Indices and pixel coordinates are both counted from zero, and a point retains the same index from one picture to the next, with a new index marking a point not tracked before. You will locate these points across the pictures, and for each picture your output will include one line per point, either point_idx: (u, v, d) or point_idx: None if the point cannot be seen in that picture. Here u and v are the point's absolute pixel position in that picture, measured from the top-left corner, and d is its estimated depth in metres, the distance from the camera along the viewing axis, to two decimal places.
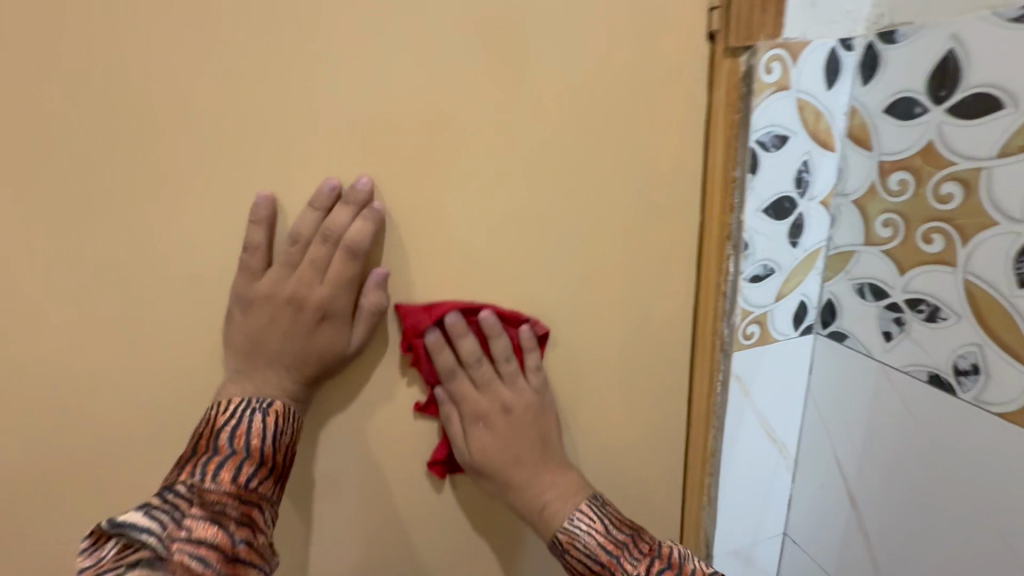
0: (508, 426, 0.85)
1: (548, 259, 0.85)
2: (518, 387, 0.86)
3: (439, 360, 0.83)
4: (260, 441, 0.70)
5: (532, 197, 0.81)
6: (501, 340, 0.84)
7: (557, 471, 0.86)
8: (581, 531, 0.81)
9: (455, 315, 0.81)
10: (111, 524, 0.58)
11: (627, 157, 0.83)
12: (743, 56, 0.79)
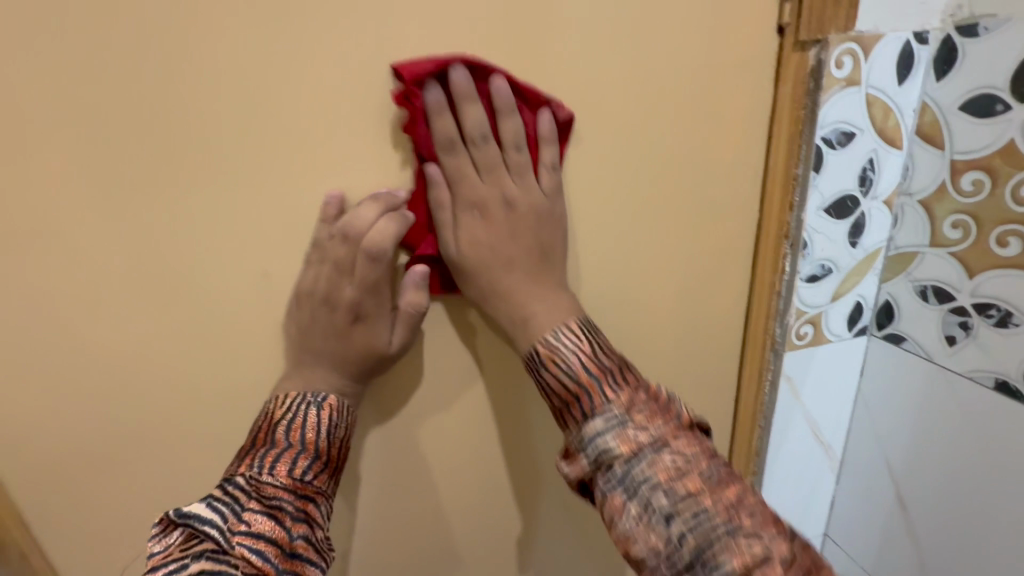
0: (508, 209, 0.71)
1: (601, 258, 0.83)
2: (526, 176, 0.71)
3: (438, 125, 0.67)
4: (318, 434, 0.69)
5: (589, 195, 0.79)
6: (511, 119, 0.69)
7: (553, 289, 0.73)
8: (563, 351, 0.68)
9: (462, 68, 0.65)
10: (182, 511, 0.60)
11: (688, 153, 0.79)
12: (812, 50, 0.74)
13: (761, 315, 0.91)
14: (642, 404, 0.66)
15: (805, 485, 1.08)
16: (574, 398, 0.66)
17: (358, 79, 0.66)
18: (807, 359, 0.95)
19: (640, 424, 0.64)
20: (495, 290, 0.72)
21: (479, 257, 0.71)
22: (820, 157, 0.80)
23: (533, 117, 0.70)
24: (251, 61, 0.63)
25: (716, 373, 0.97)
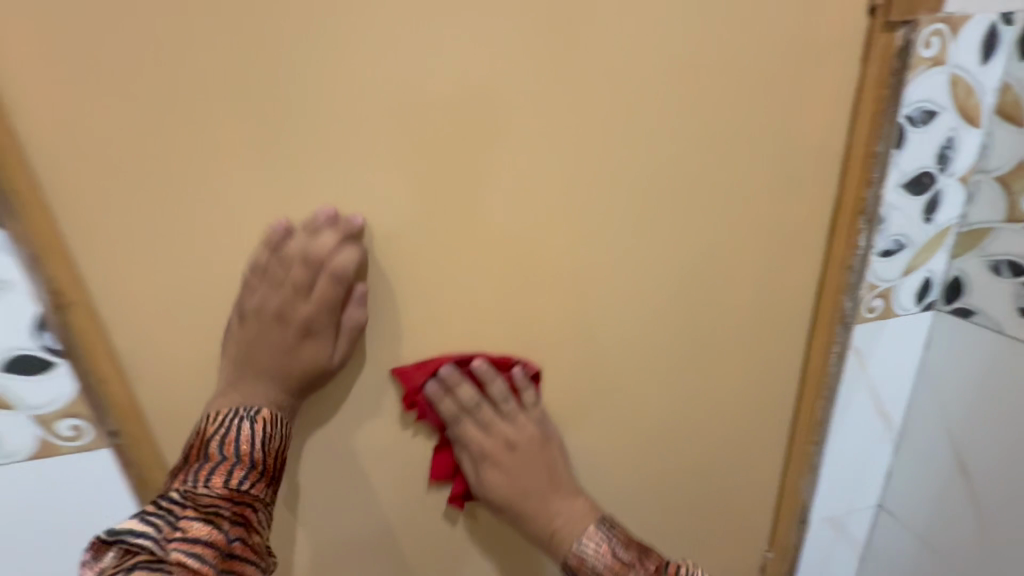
0: (512, 455, 0.58)
1: (628, 300, 0.58)
2: (520, 413, 0.58)
3: (439, 408, 0.56)
4: (244, 446, 0.47)
5: (602, 230, 0.54)
6: (499, 380, 0.57)
7: (571, 496, 0.59)
8: (587, 552, 0.56)
9: (448, 366, 0.55)
10: (100, 538, 0.40)
11: (746, 181, 0.55)
12: (900, 34, 0.50)
13: (813, 370, 0.66)
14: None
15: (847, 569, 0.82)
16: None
17: (208, 124, 0.42)
18: (871, 422, 0.69)
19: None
20: (240, 366, 0.49)
21: (506, 505, 0.59)
22: (896, 151, 0.54)
23: (511, 369, 0.57)
24: (340, 140, 0.45)
25: (764, 457, 0.72)
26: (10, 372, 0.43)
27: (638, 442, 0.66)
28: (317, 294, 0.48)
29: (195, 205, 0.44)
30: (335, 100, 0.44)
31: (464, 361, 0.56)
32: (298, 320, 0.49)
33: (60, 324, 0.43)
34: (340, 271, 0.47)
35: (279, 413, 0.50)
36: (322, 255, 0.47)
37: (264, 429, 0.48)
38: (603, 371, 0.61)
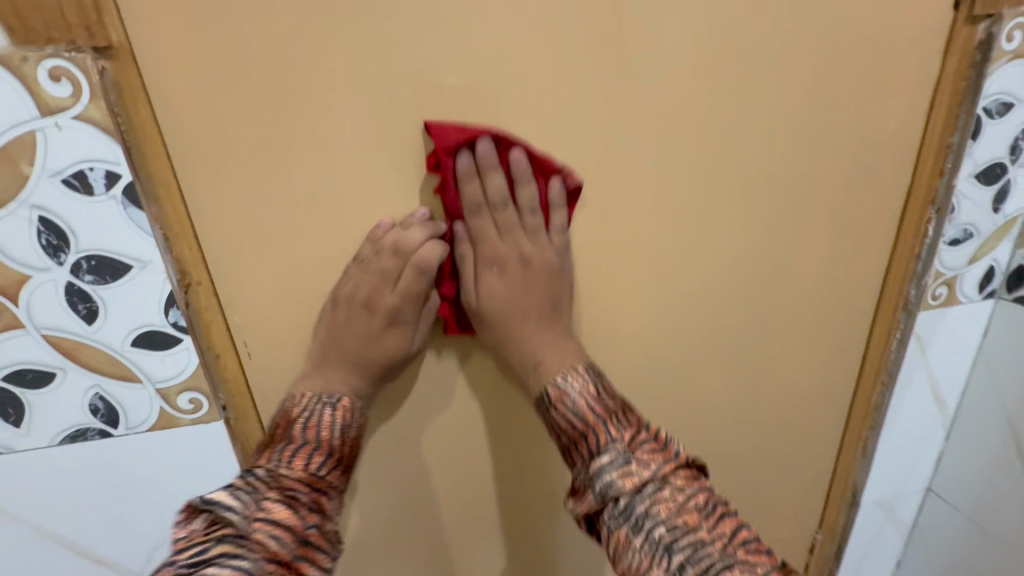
0: (523, 270, 0.52)
1: (702, 285, 0.60)
2: (543, 235, 0.52)
3: (461, 192, 0.49)
4: (325, 432, 0.48)
5: (683, 217, 0.55)
6: (532, 186, 0.50)
7: (563, 339, 0.53)
8: (569, 389, 0.49)
9: (487, 142, 0.47)
10: (193, 503, 0.40)
11: (822, 169, 0.56)
12: (982, 28, 0.52)
13: (872, 357, 0.68)
14: (646, 442, 0.46)
15: (893, 551, 0.84)
16: (578, 435, 0.48)
17: (326, 113, 0.44)
18: (925, 406, 0.72)
19: (646, 459, 0.45)
20: (327, 349, 0.51)
21: (497, 323, 0.53)
22: (971, 142, 0.56)
23: (549, 180, 0.50)
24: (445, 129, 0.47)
25: (818, 441, 0.74)
26: (141, 348, 0.46)
27: (701, 422, 0.68)
28: (403, 285, 0.49)
29: (310, 191, 0.46)
30: (447, 91, 0.45)
31: (503, 146, 0.48)
32: (385, 310, 0.50)
33: (189, 301, 0.46)
34: (427, 264, 0.49)
35: (357, 402, 0.51)
36: (412, 247, 0.48)
37: (344, 419, 0.50)
38: (673, 354, 0.63)
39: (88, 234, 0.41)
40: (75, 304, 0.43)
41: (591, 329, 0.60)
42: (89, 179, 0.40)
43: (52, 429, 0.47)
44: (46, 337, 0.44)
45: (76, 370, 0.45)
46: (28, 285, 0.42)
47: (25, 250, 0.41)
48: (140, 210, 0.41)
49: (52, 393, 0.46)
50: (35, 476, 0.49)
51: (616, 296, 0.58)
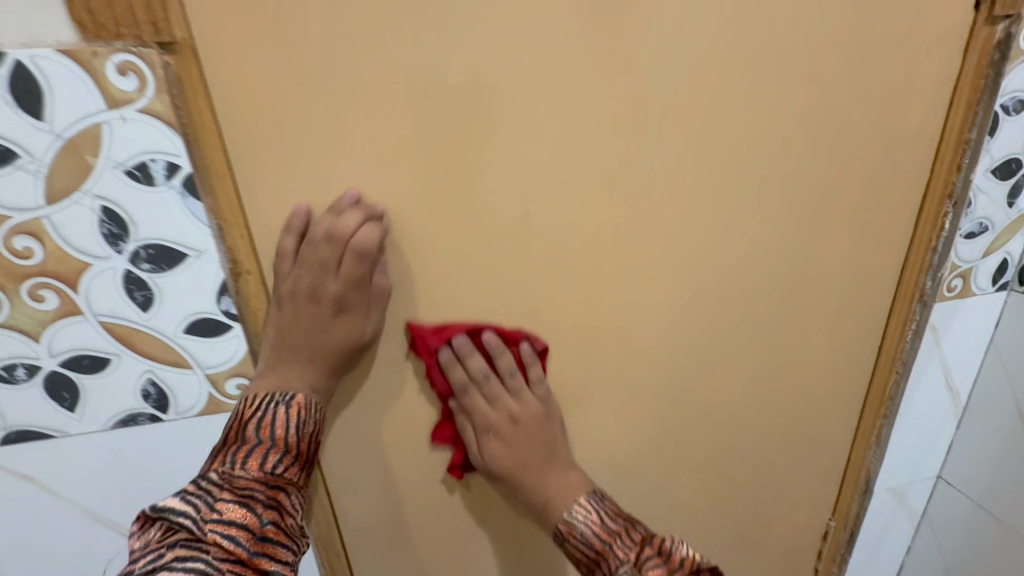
0: (515, 428, 0.60)
1: (727, 278, 0.61)
2: (525, 388, 0.60)
3: (449, 377, 0.57)
4: (279, 429, 0.47)
5: (712, 211, 0.57)
6: (508, 354, 0.58)
7: (565, 470, 0.61)
8: (577, 520, 0.57)
9: (462, 335, 0.56)
10: (146, 512, 0.42)
11: (845, 166, 0.58)
12: (1005, 28, 0.53)
13: (888, 348, 0.69)
14: (651, 556, 0.53)
15: (902, 537, 0.86)
16: (593, 560, 0.55)
17: (374, 108, 0.45)
18: (937, 396, 0.74)
19: (652, 573, 0.51)
20: (278, 347, 0.49)
21: (507, 476, 0.61)
22: (989, 137, 0.58)
23: (519, 344, 0.58)
24: (489, 124, 0.48)
25: (834, 432, 0.75)
26: (192, 334, 0.47)
27: (722, 412, 0.70)
28: (346, 272, 0.48)
29: (356, 184, 0.47)
30: (492, 88, 0.47)
31: (475, 334, 0.57)
32: (329, 298, 0.49)
33: (239, 289, 0.47)
34: (364, 248, 0.47)
35: (314, 394, 0.50)
36: (346, 231, 0.47)
37: (298, 414, 0.48)
38: (699, 346, 0.64)
39: (147, 223, 0.43)
40: (131, 292, 0.45)
41: (622, 322, 0.61)
42: (151, 170, 0.41)
43: (104, 414, 0.49)
44: (102, 324, 0.45)
45: (129, 356, 0.47)
46: (88, 273, 0.43)
47: (87, 239, 0.42)
48: (198, 201, 0.43)
49: (106, 378, 0.47)
50: (87, 461, 0.50)
51: (648, 289, 0.59)
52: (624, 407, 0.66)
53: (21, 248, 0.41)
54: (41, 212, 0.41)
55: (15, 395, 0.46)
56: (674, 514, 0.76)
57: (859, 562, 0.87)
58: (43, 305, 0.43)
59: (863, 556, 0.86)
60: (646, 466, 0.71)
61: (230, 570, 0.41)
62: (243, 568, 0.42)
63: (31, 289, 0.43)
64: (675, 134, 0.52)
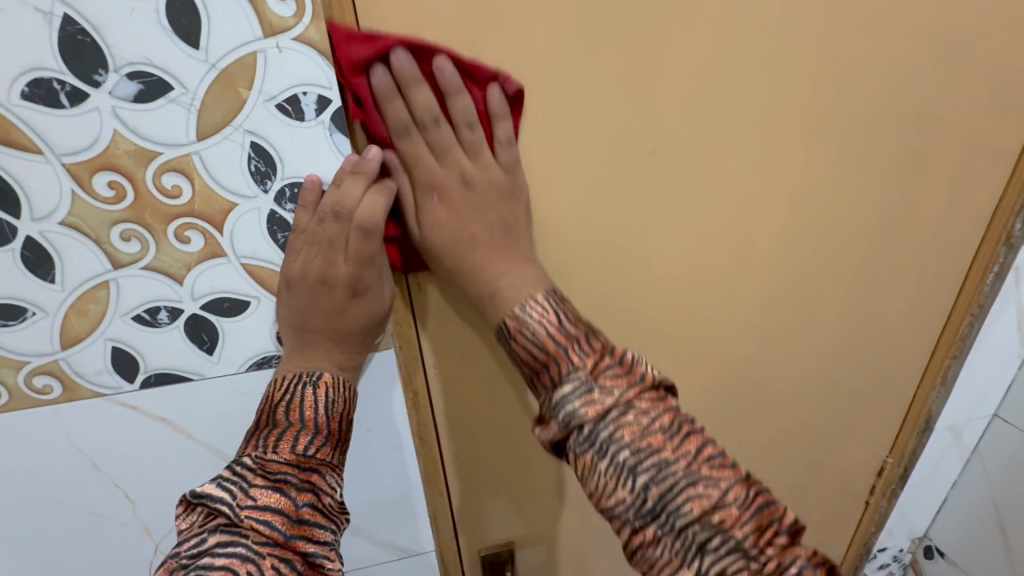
0: (466, 193, 0.48)
1: (828, 218, 0.61)
2: (485, 149, 0.47)
3: (387, 113, 0.44)
4: (309, 412, 0.46)
5: (826, 150, 0.57)
6: (467, 95, 0.45)
7: (522, 262, 0.49)
8: (529, 319, 0.44)
9: (402, 54, 0.42)
10: (186, 497, 0.40)
11: (962, 103, 0.57)
12: None
13: (970, 288, 0.71)
14: (611, 366, 0.40)
15: (951, 471, 0.90)
16: (540, 364, 0.42)
17: (521, 43, 0.45)
18: (1004, 336, 0.76)
19: (609, 384, 0.39)
20: (299, 334, 0.47)
21: (448, 254, 0.48)
22: None
23: (485, 89, 0.45)
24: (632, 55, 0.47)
25: (907, 372, 0.77)
26: None
27: (807, 355, 0.71)
28: (355, 251, 0.45)
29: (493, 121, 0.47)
30: (639, 18, 0.46)
31: (423, 62, 0.43)
32: (343, 282, 0.45)
33: None
34: (371, 225, 0.44)
35: (341, 374, 0.48)
36: (350, 204, 0.43)
37: (327, 396, 0.47)
38: (794, 288, 0.65)
39: (294, 161, 0.42)
40: (274, 233, 0.44)
41: (725, 264, 0.61)
42: (302, 104, 0.40)
43: (240, 358, 0.49)
44: (245, 266, 0.45)
45: (268, 300, 0.47)
46: (234, 214, 0.43)
47: (235, 177, 0.41)
48: (345, 137, 0.42)
49: (245, 321, 0.47)
50: (221, 406, 0.51)
51: (754, 229, 0.59)
52: (716, 349, 0.67)
53: (170, 187, 0.41)
54: (192, 147, 0.40)
55: (158, 338, 0.46)
56: (746, 454, 0.78)
57: (906, 495, 0.91)
58: (188, 246, 0.43)
59: (911, 488, 0.90)
60: (728, 409, 0.73)
61: (271, 555, 0.38)
62: (282, 551, 0.39)
63: (178, 229, 0.42)
64: (806, 69, 0.51)
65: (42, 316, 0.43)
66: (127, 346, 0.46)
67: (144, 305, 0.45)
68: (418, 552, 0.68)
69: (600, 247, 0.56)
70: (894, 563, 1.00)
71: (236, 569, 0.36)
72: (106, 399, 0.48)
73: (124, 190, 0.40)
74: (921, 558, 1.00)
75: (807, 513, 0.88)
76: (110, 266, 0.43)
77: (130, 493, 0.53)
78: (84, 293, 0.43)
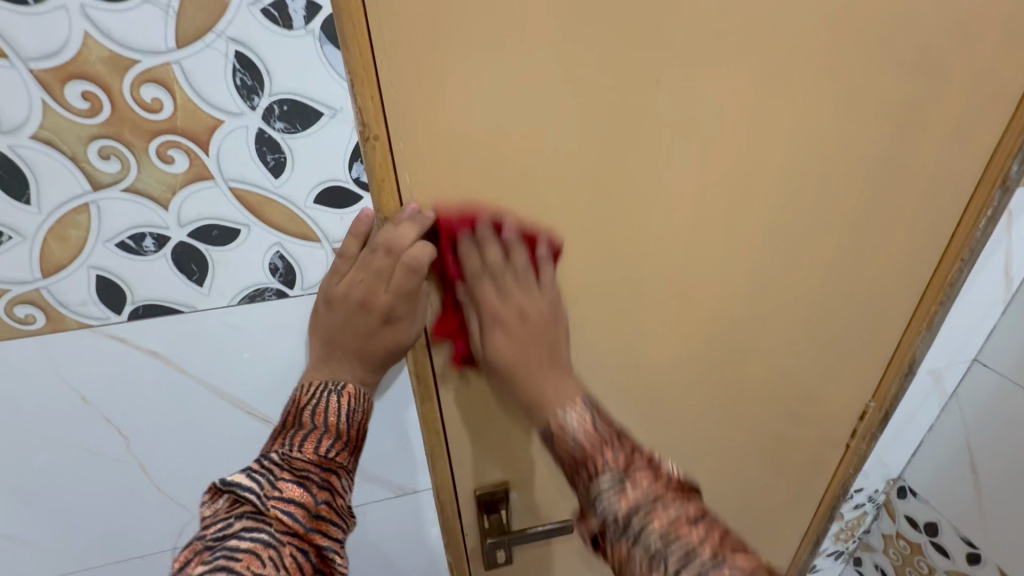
0: (523, 326, 0.54)
1: (830, 155, 0.60)
2: (536, 290, 0.55)
3: (460, 261, 0.53)
4: (332, 417, 0.49)
5: (835, 81, 0.55)
6: (523, 252, 0.55)
7: (565, 377, 0.52)
8: (569, 423, 0.47)
9: (485, 222, 0.52)
10: (215, 485, 0.43)
11: (975, 32, 0.55)
12: None
13: (964, 230, 0.70)
14: (642, 465, 0.44)
15: (929, 414, 0.94)
16: (577, 463, 0.46)
17: None
18: (990, 281, 0.77)
19: (641, 479, 0.43)
20: (328, 346, 0.50)
21: (504, 374, 0.53)
22: None
23: (536, 245, 0.55)
24: None
25: (895, 315, 0.77)
26: (323, 205, 0.45)
27: (800, 297, 0.71)
28: (396, 284, 0.49)
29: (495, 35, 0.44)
30: None
31: (498, 226, 0.53)
32: (379, 310, 0.49)
33: (370, 157, 0.45)
34: (415, 263, 0.48)
35: (363, 388, 0.52)
36: (402, 245, 0.48)
37: (349, 404, 0.50)
38: (792, 229, 0.64)
39: (282, 74, 0.39)
40: (264, 155, 0.42)
41: (723, 204, 0.59)
42: (290, 10, 0.38)
43: (232, 290, 0.47)
44: (233, 190, 0.43)
45: (259, 228, 0.45)
46: (220, 132, 0.40)
47: (220, 91, 0.39)
48: (336, 49, 0.40)
49: (235, 251, 0.46)
50: (214, 339, 0.50)
51: (755, 165, 0.58)
52: (712, 292, 0.66)
53: (150, 100, 0.38)
54: (171, 56, 0.37)
55: (144, 267, 0.44)
56: (736, 399, 0.79)
57: (883, 438, 0.94)
58: (173, 167, 0.41)
59: (889, 432, 0.93)
60: (721, 354, 0.73)
61: (291, 543, 0.42)
62: (299, 542, 0.42)
63: (160, 148, 0.40)
64: None
65: (19, 240, 0.41)
66: (113, 275, 0.44)
67: (129, 232, 0.43)
68: (412, 491, 0.70)
69: (599, 180, 0.54)
70: (868, 502, 1.05)
71: (260, 553, 0.40)
72: (94, 331, 0.47)
73: (100, 103, 0.38)
74: (894, 498, 1.04)
75: (791, 457, 0.91)
76: (90, 188, 0.40)
77: (123, 428, 0.52)
78: (64, 216, 0.41)
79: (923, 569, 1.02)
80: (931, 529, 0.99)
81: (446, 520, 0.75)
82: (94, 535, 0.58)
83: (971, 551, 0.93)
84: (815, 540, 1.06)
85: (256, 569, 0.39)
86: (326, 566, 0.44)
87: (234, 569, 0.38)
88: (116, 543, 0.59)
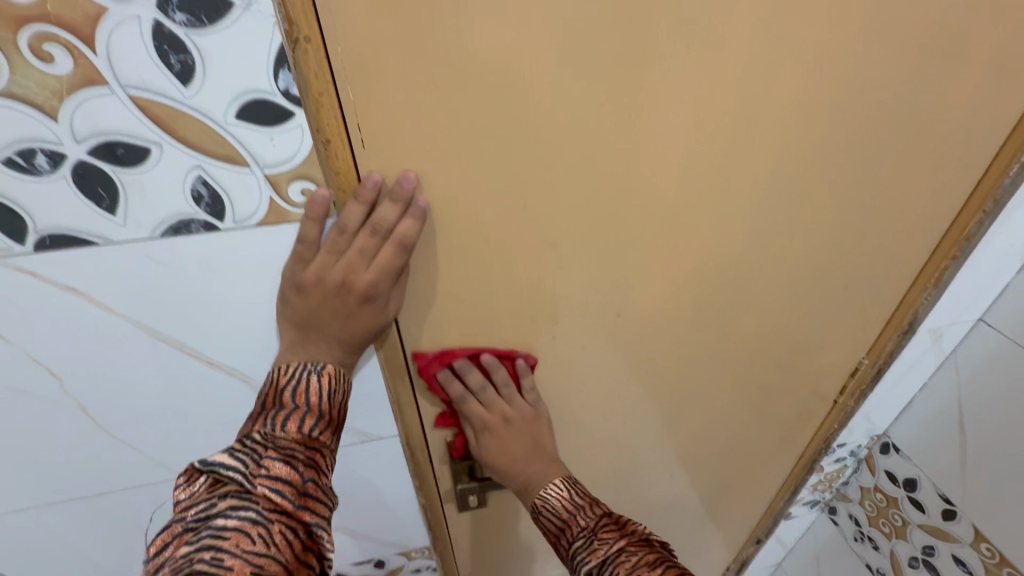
0: (508, 427, 0.69)
1: (849, 83, 0.51)
2: (517, 396, 0.69)
3: (449, 390, 0.66)
4: (314, 397, 0.48)
5: None
6: (502, 369, 0.66)
7: (550, 463, 0.70)
8: (550, 497, 0.65)
9: (463, 358, 0.63)
10: (195, 466, 0.43)
11: None
12: None
13: (990, 178, 0.63)
14: (608, 526, 0.60)
15: (923, 372, 0.90)
16: (560, 528, 0.63)
17: None
18: (1011, 236, 0.71)
19: (608, 538, 0.58)
20: (297, 315, 0.48)
21: (499, 466, 0.71)
22: None
23: (514, 360, 0.66)
24: None
25: (900, 269, 0.72)
26: (247, 122, 0.39)
27: (799, 244, 0.65)
28: (380, 261, 0.47)
29: None
30: None
31: (476, 357, 0.64)
32: (361, 288, 0.47)
33: (300, 63, 0.37)
34: (406, 242, 0.47)
35: (342, 369, 0.50)
36: (388, 223, 0.46)
37: (330, 384, 0.49)
38: (797, 168, 0.57)
39: None
40: (166, 56, 0.35)
41: (720, 137, 0.52)
42: None
43: (151, 221, 0.42)
44: (133, 99, 0.36)
45: (174, 147, 0.39)
46: (106, 22, 0.33)
47: None
48: None
49: (148, 174, 0.39)
50: (139, 276, 0.44)
51: (762, 89, 0.50)
52: (702, 236, 0.60)
53: None
54: None
55: (42, 190, 0.38)
56: (722, 351, 0.75)
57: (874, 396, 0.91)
58: (54, 68, 0.34)
59: (879, 391, 0.90)
60: (708, 303, 0.68)
61: (279, 520, 0.42)
62: (288, 519, 0.42)
63: (33, 42, 0.33)
64: None
65: None
66: (5, 199, 0.38)
67: (14, 147, 0.36)
68: (377, 439, 0.66)
69: (577, 101, 0.46)
70: (849, 456, 1.04)
71: (249, 530, 0.40)
72: None
73: None
74: (876, 453, 1.04)
75: (774, 411, 0.89)
76: None
77: (52, 369, 0.49)
78: None
79: (896, 522, 1.02)
80: (910, 485, 0.98)
81: (417, 465, 0.73)
82: (39, 474, 0.56)
83: (947, 508, 0.92)
84: (792, 490, 1.06)
85: (245, 546, 0.39)
86: (315, 544, 0.43)
87: (223, 548, 0.38)
88: (64, 481, 0.57)
